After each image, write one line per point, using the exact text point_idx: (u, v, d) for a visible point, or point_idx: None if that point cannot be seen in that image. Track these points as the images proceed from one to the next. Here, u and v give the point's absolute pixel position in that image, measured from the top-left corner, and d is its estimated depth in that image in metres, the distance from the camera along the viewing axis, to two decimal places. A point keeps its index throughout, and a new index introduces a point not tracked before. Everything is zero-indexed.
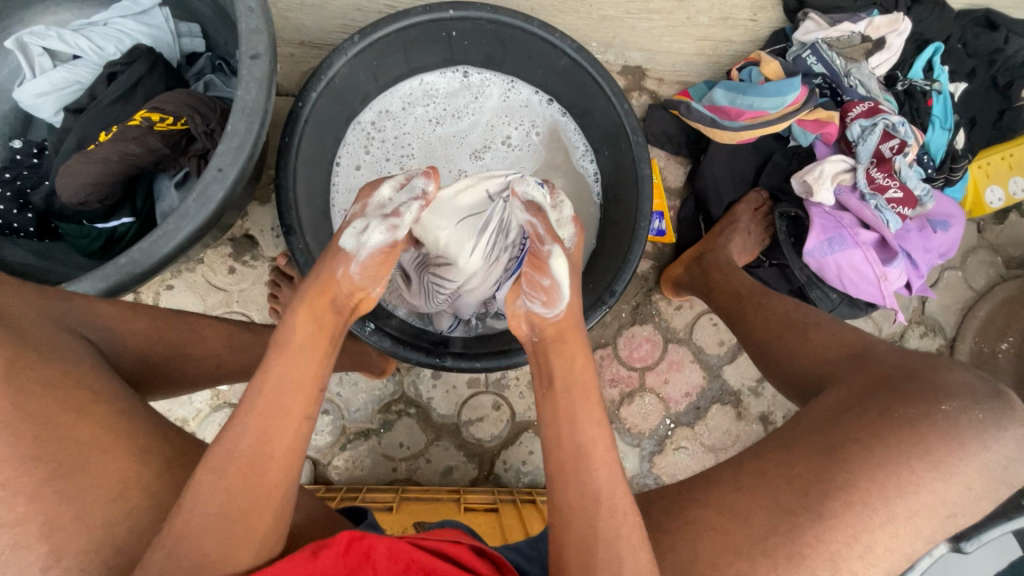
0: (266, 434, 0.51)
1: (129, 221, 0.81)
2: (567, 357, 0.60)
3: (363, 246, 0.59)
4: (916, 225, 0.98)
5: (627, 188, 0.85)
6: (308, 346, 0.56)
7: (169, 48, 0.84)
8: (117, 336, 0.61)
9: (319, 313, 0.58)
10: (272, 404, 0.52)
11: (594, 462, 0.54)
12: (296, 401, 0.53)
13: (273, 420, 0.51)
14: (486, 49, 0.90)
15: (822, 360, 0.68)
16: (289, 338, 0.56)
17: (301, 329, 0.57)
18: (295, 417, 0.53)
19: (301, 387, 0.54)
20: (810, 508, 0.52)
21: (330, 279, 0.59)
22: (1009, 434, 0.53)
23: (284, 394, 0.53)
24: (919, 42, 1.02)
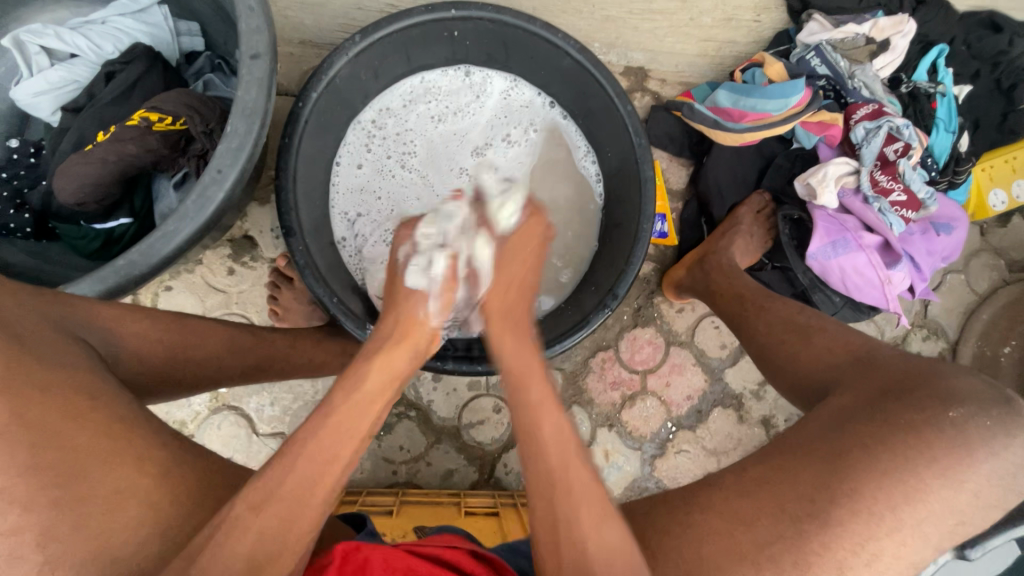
0: (312, 479, 0.49)
1: (127, 222, 0.80)
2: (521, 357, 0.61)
3: (433, 281, 0.65)
4: (920, 228, 0.98)
5: (630, 190, 0.85)
6: (372, 397, 0.57)
7: (168, 47, 0.84)
8: (115, 339, 0.60)
9: (391, 366, 0.60)
10: (325, 446, 0.51)
11: (546, 441, 0.55)
12: (347, 448, 0.53)
13: (321, 466, 0.50)
14: (488, 49, 0.89)
15: (825, 365, 0.67)
16: (357, 383, 0.57)
17: (370, 375, 0.58)
18: (339, 466, 0.51)
19: (352, 434, 0.54)
20: (816, 515, 0.51)
21: (411, 321, 0.64)
22: (1017, 440, 0.52)
23: (341, 439, 0.52)
24: (923, 44, 1.02)
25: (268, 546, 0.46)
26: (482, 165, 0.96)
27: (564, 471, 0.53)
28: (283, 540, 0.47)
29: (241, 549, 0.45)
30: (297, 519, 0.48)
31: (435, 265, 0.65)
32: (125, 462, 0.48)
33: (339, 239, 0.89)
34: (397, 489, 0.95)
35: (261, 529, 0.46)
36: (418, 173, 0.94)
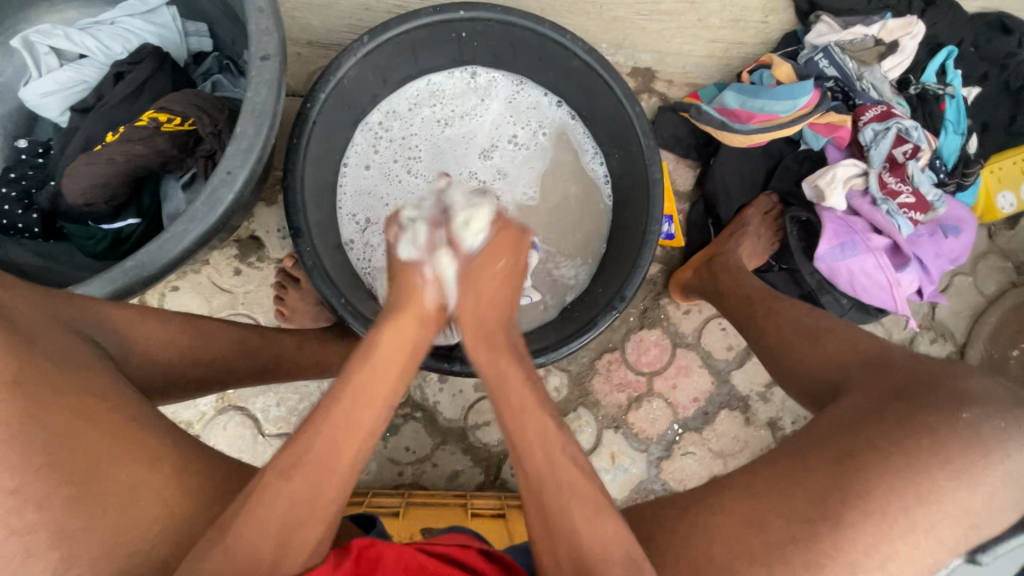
0: (335, 446, 0.50)
1: (134, 223, 0.80)
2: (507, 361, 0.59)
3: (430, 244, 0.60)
4: (927, 229, 0.97)
5: (638, 192, 0.84)
6: (390, 360, 0.56)
7: (176, 48, 0.84)
8: (127, 340, 0.60)
9: (405, 338, 0.58)
10: (349, 416, 0.51)
11: (533, 439, 0.53)
12: (369, 415, 0.53)
13: (345, 435, 0.51)
14: (495, 50, 0.89)
15: (835, 366, 0.67)
16: (376, 349, 0.56)
17: (386, 344, 0.56)
18: (364, 434, 0.52)
19: (374, 400, 0.53)
20: (830, 517, 0.51)
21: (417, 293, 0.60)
22: None
23: (363, 407, 0.52)
24: (931, 45, 1.01)
25: (300, 510, 0.47)
26: (489, 168, 0.96)
27: (549, 464, 0.52)
28: (313, 504, 0.48)
29: (255, 550, 0.44)
30: (326, 486, 0.49)
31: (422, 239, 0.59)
32: (137, 461, 0.48)
33: (347, 241, 0.88)
34: (403, 490, 0.95)
35: (286, 514, 0.46)
36: (424, 175, 0.94)
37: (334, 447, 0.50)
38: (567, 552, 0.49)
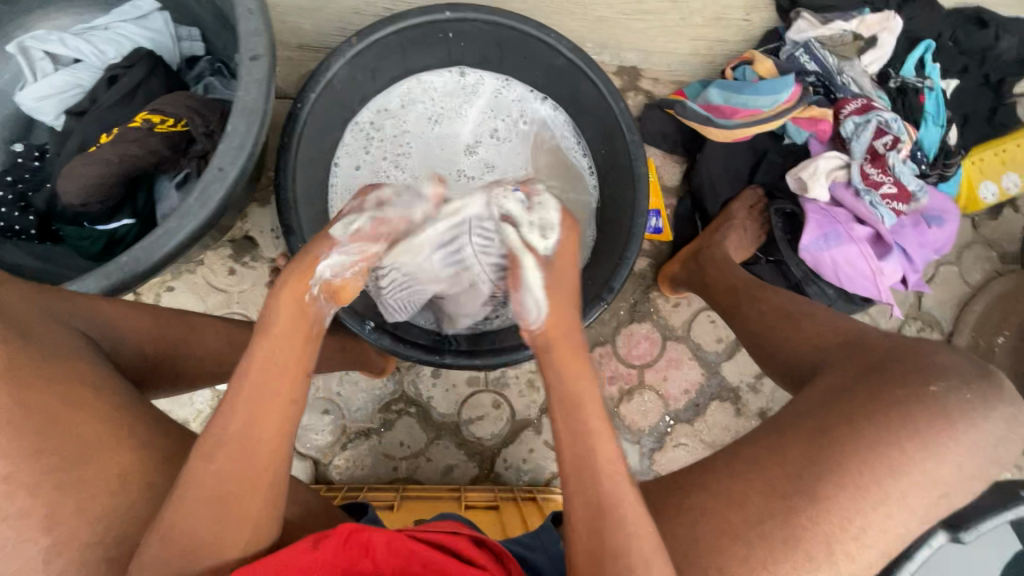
0: (257, 420, 0.50)
1: (129, 223, 0.81)
2: (563, 368, 0.56)
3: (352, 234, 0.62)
4: (911, 220, 0.99)
5: (624, 183, 0.86)
6: (290, 333, 0.56)
7: (169, 52, 0.86)
8: (117, 334, 0.61)
9: (302, 297, 0.59)
10: (261, 387, 0.51)
11: (602, 471, 0.51)
12: (284, 385, 0.53)
13: (263, 405, 0.51)
14: (482, 50, 0.91)
15: (816, 349, 0.68)
16: (273, 320, 0.56)
17: (283, 311, 0.57)
18: (282, 403, 0.52)
19: (288, 368, 0.54)
20: (803, 492, 0.52)
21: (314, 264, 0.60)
22: (997, 412, 0.53)
23: (281, 380, 0.53)
24: (910, 39, 1.04)
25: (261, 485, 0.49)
26: (477, 162, 0.97)
27: (605, 482, 0.50)
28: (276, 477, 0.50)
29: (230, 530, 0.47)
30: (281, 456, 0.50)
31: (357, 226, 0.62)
32: (126, 449, 0.49)
33: None
34: (397, 485, 0.96)
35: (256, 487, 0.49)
36: (414, 173, 0.95)
37: (273, 421, 0.51)
38: (593, 540, 0.49)
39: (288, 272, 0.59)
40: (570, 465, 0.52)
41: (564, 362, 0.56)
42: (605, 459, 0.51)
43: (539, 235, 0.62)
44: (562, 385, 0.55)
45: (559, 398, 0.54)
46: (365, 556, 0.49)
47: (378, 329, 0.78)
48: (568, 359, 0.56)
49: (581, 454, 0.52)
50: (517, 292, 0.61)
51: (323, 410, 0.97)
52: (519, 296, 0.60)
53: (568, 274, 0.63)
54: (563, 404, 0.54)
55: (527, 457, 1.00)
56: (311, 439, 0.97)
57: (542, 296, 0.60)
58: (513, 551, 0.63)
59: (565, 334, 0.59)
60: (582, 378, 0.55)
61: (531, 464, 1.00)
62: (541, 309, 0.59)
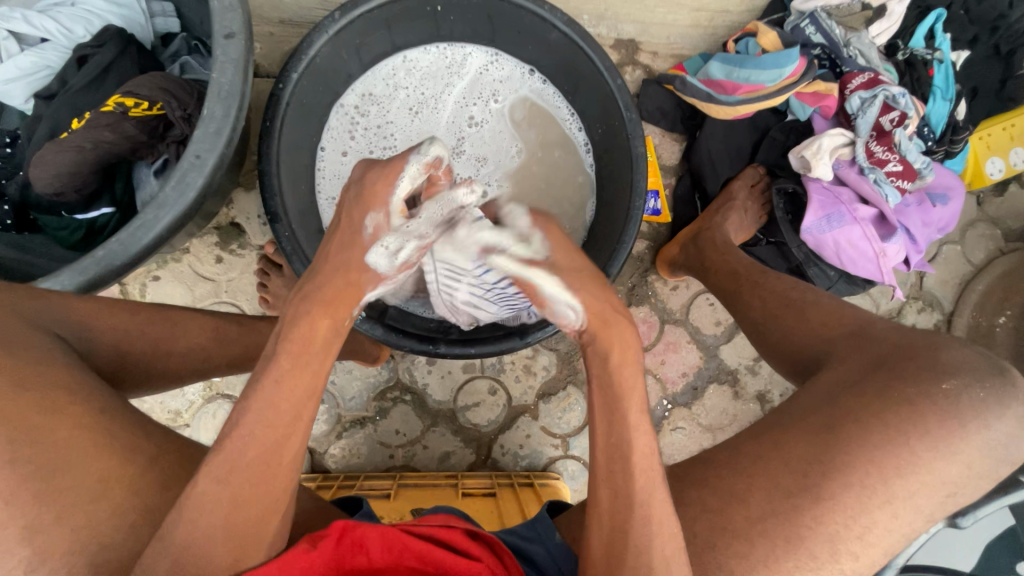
0: (280, 437, 0.49)
1: (110, 212, 0.78)
2: (604, 349, 0.57)
3: (398, 264, 0.61)
4: (915, 199, 0.97)
5: (620, 162, 0.83)
6: (313, 347, 0.54)
7: (142, 29, 0.82)
8: (87, 335, 0.59)
9: (337, 321, 0.57)
10: (283, 410, 0.50)
11: (635, 473, 0.52)
12: (309, 407, 0.52)
13: (283, 425, 0.50)
14: (473, 24, 0.86)
15: (821, 339, 0.66)
16: (304, 339, 0.54)
17: (316, 329, 0.55)
18: (276, 404, 0.50)
19: (314, 387, 0.53)
20: (809, 490, 0.52)
21: (346, 284, 0.58)
22: (1011, 411, 0.52)
23: (295, 397, 0.51)
24: (921, 9, 0.99)
25: (249, 488, 0.48)
26: (468, 161, 0.94)
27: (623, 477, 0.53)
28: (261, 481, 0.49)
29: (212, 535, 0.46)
30: (259, 453, 0.49)
31: (400, 253, 0.61)
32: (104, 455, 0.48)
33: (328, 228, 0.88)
34: (394, 472, 0.95)
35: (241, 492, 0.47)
36: None
37: (234, 427, 0.48)
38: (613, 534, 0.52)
39: (316, 299, 0.56)
40: (602, 464, 0.54)
41: (610, 340, 0.57)
42: (637, 447, 0.53)
43: (524, 247, 0.61)
44: (608, 373, 0.56)
45: (600, 380, 0.56)
46: (361, 553, 0.49)
47: (370, 319, 0.75)
48: (611, 337, 0.57)
49: (626, 452, 0.53)
50: (546, 304, 0.60)
51: (317, 400, 0.96)
52: (551, 306, 0.60)
53: (578, 262, 0.61)
54: (608, 392, 0.55)
55: (524, 443, 0.99)
56: None
57: (573, 299, 0.59)
58: (508, 543, 0.62)
59: (612, 315, 0.59)
60: (625, 365, 0.56)
61: (528, 450, 0.99)
62: (578, 309, 0.58)
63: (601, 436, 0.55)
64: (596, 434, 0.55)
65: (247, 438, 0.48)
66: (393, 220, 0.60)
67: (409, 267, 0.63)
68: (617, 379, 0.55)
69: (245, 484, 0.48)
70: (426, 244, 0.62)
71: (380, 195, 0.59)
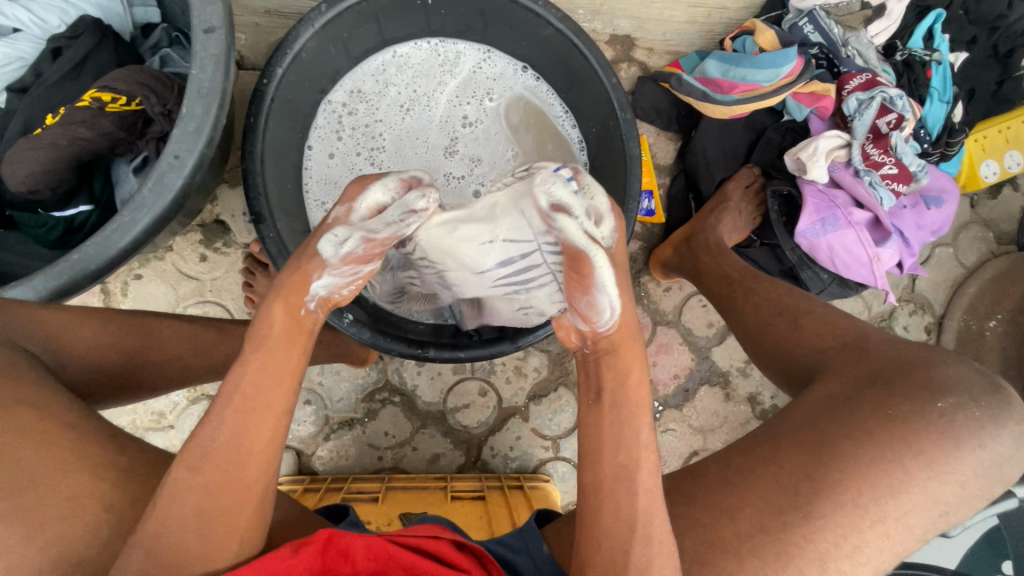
0: (246, 422, 0.49)
1: (88, 209, 0.76)
2: (621, 367, 0.57)
3: (342, 257, 0.55)
4: (910, 201, 0.96)
5: (613, 164, 0.81)
6: (285, 343, 0.53)
7: (120, 20, 0.79)
8: (60, 345, 0.58)
9: (295, 312, 0.55)
10: (253, 397, 0.50)
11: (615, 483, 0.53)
12: (275, 395, 0.50)
13: (252, 414, 0.49)
14: (464, 19, 0.84)
15: (815, 349, 0.66)
16: (265, 331, 0.53)
17: (277, 321, 0.53)
18: (275, 414, 0.50)
19: (281, 380, 0.51)
20: (800, 508, 0.51)
21: (303, 273, 0.55)
22: (1007, 432, 0.52)
23: (265, 388, 0.50)
24: (919, 9, 0.98)
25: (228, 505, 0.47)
26: (461, 161, 0.91)
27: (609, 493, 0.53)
28: (243, 498, 0.48)
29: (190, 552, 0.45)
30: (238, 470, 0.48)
31: (346, 245, 0.54)
32: (79, 470, 0.47)
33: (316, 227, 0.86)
34: (382, 474, 0.94)
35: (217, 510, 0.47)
36: (390, 166, 0.89)
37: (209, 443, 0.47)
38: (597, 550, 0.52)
39: (278, 288, 0.55)
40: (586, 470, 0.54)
41: (628, 360, 0.58)
42: (631, 463, 0.53)
43: (596, 227, 0.55)
44: (621, 389, 0.56)
45: (613, 398, 0.56)
46: (346, 564, 0.48)
47: (358, 323, 0.73)
48: (630, 357, 0.58)
49: (623, 460, 0.54)
50: (589, 294, 0.56)
51: (305, 401, 0.95)
52: (592, 297, 0.56)
53: (626, 263, 0.59)
54: (618, 409, 0.56)
55: (515, 445, 0.99)
56: (294, 430, 0.94)
57: (618, 299, 0.56)
58: (495, 552, 0.61)
59: (631, 330, 0.58)
60: (641, 382, 0.57)
61: (518, 452, 0.99)
62: (616, 311, 0.56)
63: (605, 447, 0.55)
64: (595, 440, 0.56)
65: (217, 428, 0.48)
66: (351, 213, 0.55)
67: (353, 268, 0.56)
68: (616, 405, 0.56)
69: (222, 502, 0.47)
70: (372, 240, 0.55)
71: (352, 190, 0.56)
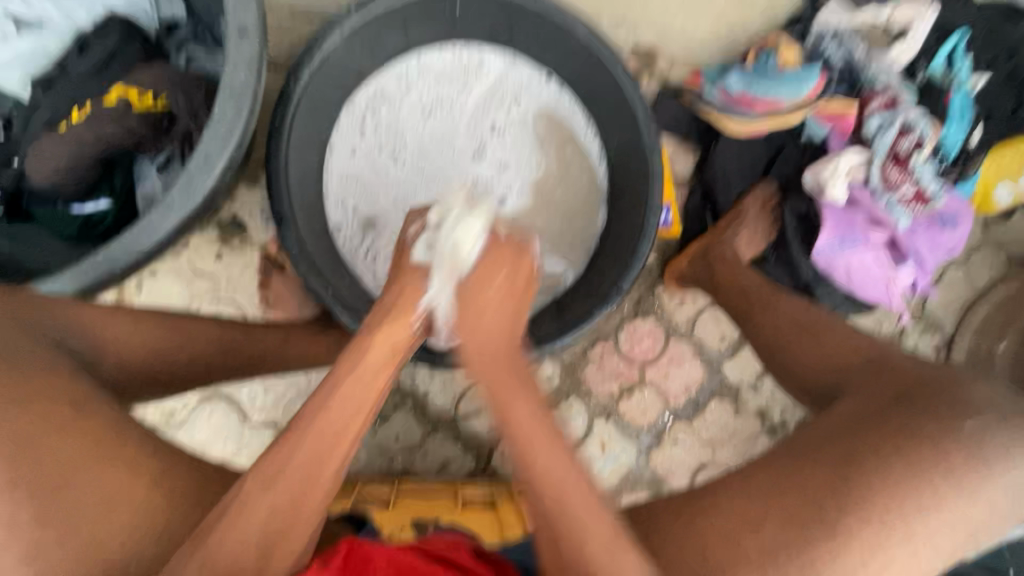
0: (322, 453, 0.49)
1: (106, 206, 0.74)
2: (495, 379, 0.59)
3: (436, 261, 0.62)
4: (925, 222, 0.94)
5: (636, 175, 0.82)
6: (379, 372, 0.55)
7: (146, 15, 0.78)
8: (96, 341, 0.59)
9: (398, 343, 0.58)
10: (332, 422, 0.50)
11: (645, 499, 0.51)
12: (355, 425, 0.51)
13: (329, 441, 0.49)
14: (492, 26, 0.84)
15: (838, 368, 0.67)
16: (364, 358, 0.55)
17: (376, 351, 0.56)
18: (348, 437, 0.50)
19: (363, 408, 0.52)
20: (826, 524, 0.51)
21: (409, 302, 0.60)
22: None
23: (348, 416, 0.51)
24: (943, 31, 0.99)
25: (277, 525, 0.46)
26: (488, 166, 0.90)
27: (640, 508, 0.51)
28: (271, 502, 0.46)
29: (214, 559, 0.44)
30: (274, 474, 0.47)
31: (439, 248, 0.62)
32: (111, 472, 0.47)
33: (334, 228, 0.85)
34: (393, 478, 0.94)
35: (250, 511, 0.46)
36: (414, 167, 0.89)
37: None
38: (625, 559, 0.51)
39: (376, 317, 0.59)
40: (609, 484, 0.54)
41: (500, 375, 0.59)
42: None
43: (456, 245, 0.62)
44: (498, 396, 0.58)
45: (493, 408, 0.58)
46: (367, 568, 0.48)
47: None
48: (499, 370, 0.59)
49: None
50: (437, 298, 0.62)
51: None
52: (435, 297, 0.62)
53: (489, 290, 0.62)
54: None
55: None
56: None
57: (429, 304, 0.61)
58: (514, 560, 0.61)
59: (504, 351, 0.61)
60: (516, 394, 0.57)
61: None
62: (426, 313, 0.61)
63: None
64: None
65: None
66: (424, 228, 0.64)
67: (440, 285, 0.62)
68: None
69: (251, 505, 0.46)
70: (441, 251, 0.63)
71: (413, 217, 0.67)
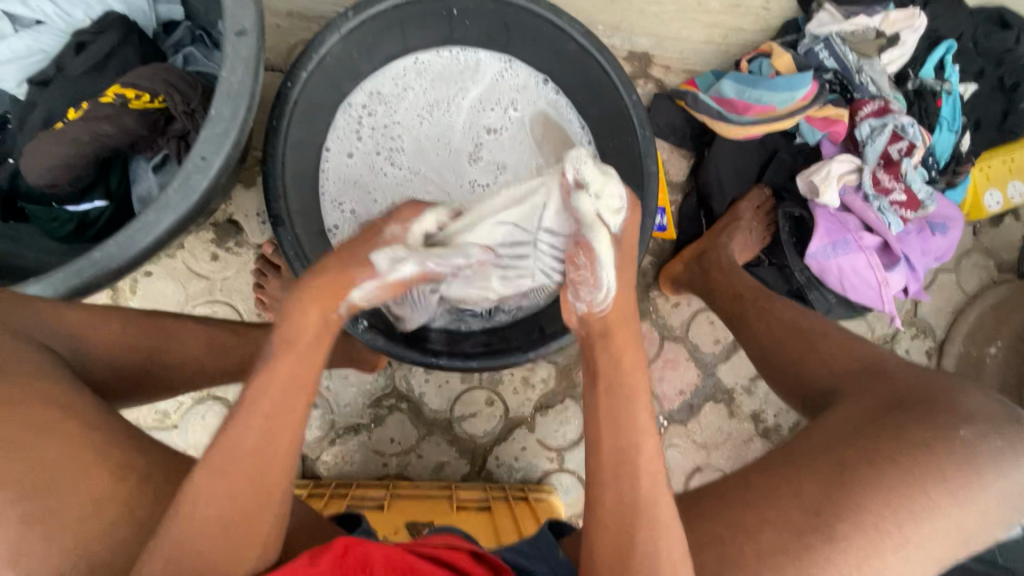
0: (268, 430, 0.48)
1: (102, 206, 0.74)
2: (614, 351, 0.57)
3: (391, 273, 0.59)
4: (916, 226, 0.97)
5: (627, 175, 0.82)
6: (313, 346, 0.53)
7: (144, 17, 0.78)
8: (83, 345, 0.58)
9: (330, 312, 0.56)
10: (279, 400, 0.49)
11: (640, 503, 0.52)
12: (301, 399, 0.51)
13: (275, 419, 0.48)
14: (487, 31, 0.85)
15: (832, 372, 0.67)
16: (297, 333, 0.53)
17: (308, 325, 0.54)
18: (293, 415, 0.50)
19: (298, 382, 0.51)
20: (821, 529, 0.51)
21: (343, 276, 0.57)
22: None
23: (290, 393, 0.50)
24: (932, 39, 1.00)
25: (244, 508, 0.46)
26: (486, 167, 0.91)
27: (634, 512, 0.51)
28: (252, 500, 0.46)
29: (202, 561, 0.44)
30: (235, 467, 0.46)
31: (403, 267, 0.59)
32: (101, 472, 0.47)
33: (330, 228, 0.85)
34: (388, 481, 0.94)
35: (231, 511, 0.45)
36: (410, 167, 0.89)
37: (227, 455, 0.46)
38: None
39: (312, 290, 0.55)
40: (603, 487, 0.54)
41: (620, 346, 0.57)
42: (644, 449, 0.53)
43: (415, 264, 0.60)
44: (615, 374, 0.56)
45: (606, 382, 0.55)
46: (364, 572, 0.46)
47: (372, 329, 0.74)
48: (621, 340, 0.57)
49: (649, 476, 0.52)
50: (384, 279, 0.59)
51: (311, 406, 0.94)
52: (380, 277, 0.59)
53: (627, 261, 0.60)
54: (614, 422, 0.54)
55: (520, 455, 0.99)
56: None
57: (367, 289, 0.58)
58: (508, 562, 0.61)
59: (624, 321, 0.59)
60: (633, 367, 0.56)
61: (523, 462, 0.99)
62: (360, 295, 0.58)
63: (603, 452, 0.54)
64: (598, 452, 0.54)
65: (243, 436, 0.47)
66: (409, 234, 0.60)
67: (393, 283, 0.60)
68: (622, 406, 0.54)
69: (224, 504, 0.45)
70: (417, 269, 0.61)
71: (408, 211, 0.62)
